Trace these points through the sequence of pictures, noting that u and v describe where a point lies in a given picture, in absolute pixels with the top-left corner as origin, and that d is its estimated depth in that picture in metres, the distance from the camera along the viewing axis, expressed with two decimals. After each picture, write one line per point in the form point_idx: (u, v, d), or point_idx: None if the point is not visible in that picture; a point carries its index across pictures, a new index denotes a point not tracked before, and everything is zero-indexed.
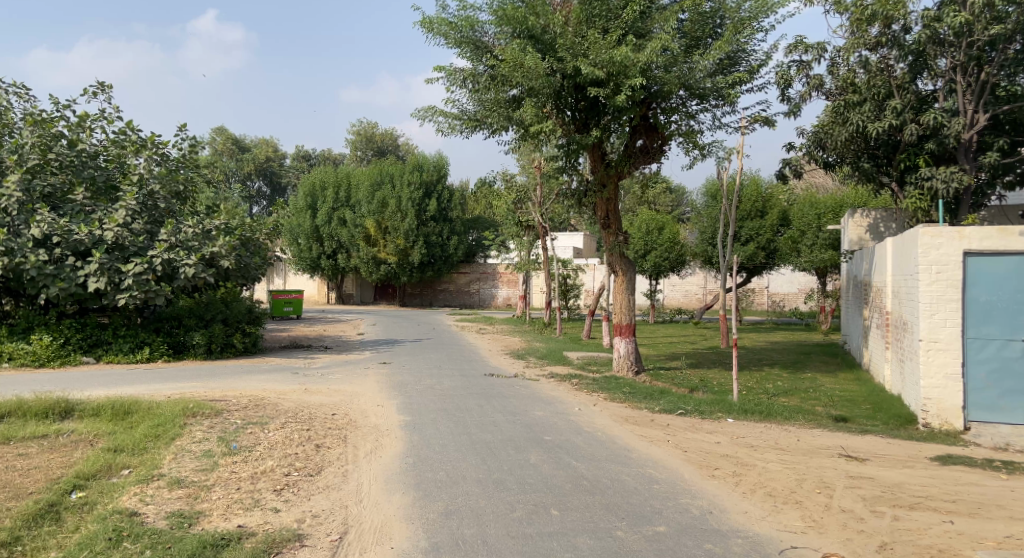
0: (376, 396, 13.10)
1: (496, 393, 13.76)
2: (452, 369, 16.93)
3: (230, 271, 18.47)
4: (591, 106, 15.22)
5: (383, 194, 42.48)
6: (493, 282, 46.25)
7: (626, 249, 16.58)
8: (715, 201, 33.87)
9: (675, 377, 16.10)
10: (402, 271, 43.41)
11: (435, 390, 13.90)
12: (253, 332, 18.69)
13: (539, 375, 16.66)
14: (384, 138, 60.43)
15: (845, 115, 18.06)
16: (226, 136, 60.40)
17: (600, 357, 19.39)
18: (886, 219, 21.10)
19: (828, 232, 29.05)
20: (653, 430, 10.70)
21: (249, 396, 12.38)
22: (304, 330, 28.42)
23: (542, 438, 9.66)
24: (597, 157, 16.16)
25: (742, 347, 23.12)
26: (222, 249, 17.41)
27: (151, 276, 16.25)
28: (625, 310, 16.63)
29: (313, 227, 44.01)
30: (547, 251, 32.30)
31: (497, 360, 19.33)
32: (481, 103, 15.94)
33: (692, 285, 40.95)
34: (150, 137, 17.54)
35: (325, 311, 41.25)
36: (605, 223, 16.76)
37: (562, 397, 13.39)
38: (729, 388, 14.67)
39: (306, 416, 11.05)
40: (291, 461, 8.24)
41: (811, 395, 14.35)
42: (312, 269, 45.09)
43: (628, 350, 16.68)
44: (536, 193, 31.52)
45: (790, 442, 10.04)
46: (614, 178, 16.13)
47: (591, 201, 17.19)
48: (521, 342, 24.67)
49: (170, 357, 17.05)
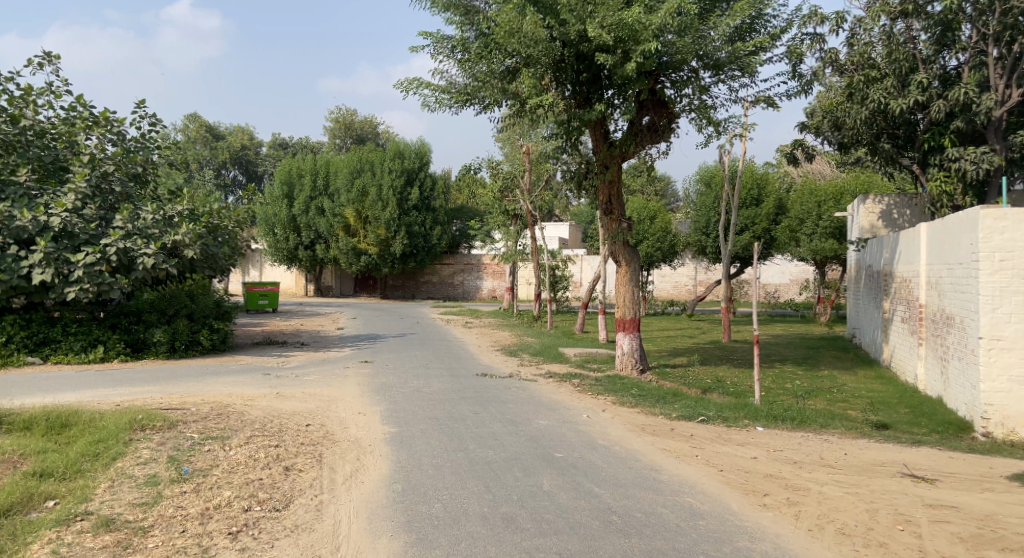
0: (357, 403, 11.62)
1: (492, 396, 12.33)
2: (440, 369, 15.45)
3: (195, 261, 17.04)
4: (593, 78, 13.85)
5: (363, 182, 40.90)
6: (478, 274, 44.82)
7: (629, 237, 15.12)
8: (708, 189, 32.55)
9: (685, 377, 14.75)
10: (383, 263, 41.82)
11: (422, 394, 12.43)
12: (222, 329, 17.17)
13: (536, 375, 15.26)
14: (364, 126, 58.73)
15: (865, 92, 16.86)
16: (200, 122, 58.59)
17: (599, 353, 18.00)
18: (899, 205, 19.79)
19: (829, 220, 27.78)
20: (676, 441, 9.32)
21: (212, 404, 10.84)
22: (279, 324, 26.82)
23: (553, 454, 8.25)
24: (600, 135, 14.83)
25: (747, 342, 21.80)
26: (185, 237, 15.83)
27: (104, 267, 14.73)
28: (629, 304, 15.26)
29: (290, 216, 42.28)
30: (535, 241, 31.03)
31: (489, 357, 17.87)
32: (471, 76, 14.43)
33: (683, 277, 39.69)
34: (103, 113, 15.98)
35: (302, 303, 39.59)
36: (606, 210, 15.32)
37: (566, 401, 11.99)
38: (747, 389, 13.33)
39: (276, 428, 9.53)
40: (253, 491, 6.75)
41: (839, 396, 13.04)
42: (289, 261, 43.39)
43: (632, 347, 15.32)
44: (524, 180, 30.11)
45: (838, 457, 8.70)
46: (618, 160, 14.78)
47: (592, 184, 15.77)
48: (510, 337, 23.20)
49: (127, 357, 15.56)
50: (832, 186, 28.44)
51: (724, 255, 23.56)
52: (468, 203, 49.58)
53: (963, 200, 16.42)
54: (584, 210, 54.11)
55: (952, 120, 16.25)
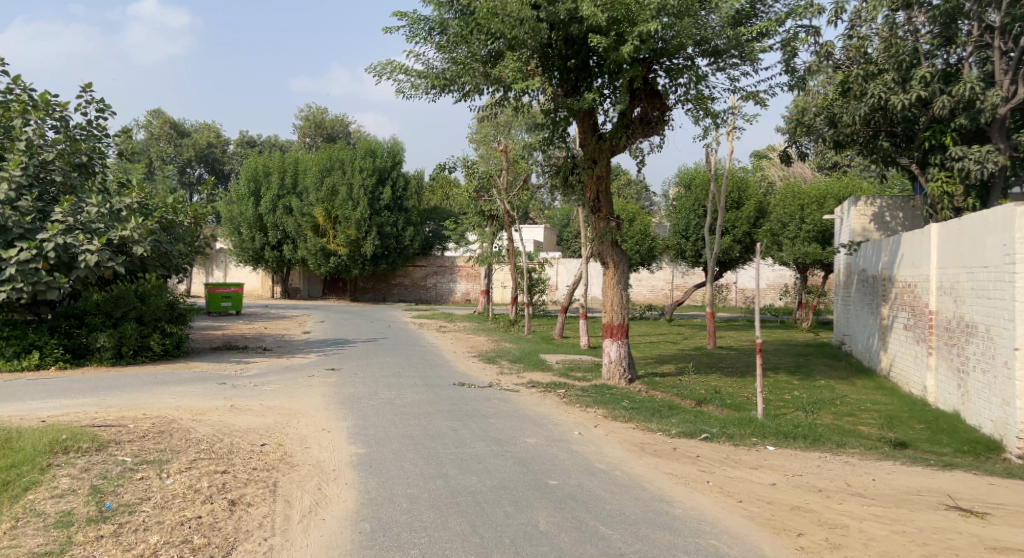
0: (321, 419, 10.49)
1: (470, 409, 11.23)
2: (413, 377, 14.32)
3: (146, 260, 16.58)
4: (581, 66, 12.88)
5: (333, 181, 39.60)
6: (451, 276, 43.67)
7: (618, 237, 14.16)
8: (688, 191, 31.64)
9: (677, 387, 13.72)
10: (353, 264, 40.55)
11: (393, 408, 11.29)
12: (175, 333, 16.95)
13: (518, 384, 14.16)
14: (334, 124, 57.36)
15: (863, 88, 15.85)
16: (163, 119, 56.82)
17: (583, 361, 16.93)
18: (892, 208, 17.59)
19: (812, 224, 26.91)
20: (682, 464, 8.23)
21: (154, 422, 9.77)
22: (242, 328, 25.51)
23: (546, 482, 7.18)
24: (588, 126, 13.85)
25: (734, 348, 20.88)
26: (133, 233, 15.55)
27: (40, 264, 14.62)
28: (617, 309, 14.20)
29: (256, 215, 40.83)
30: (512, 243, 29.99)
31: (465, 365, 16.74)
32: (451, 61, 13.44)
33: (660, 281, 38.84)
34: (41, 97, 15.81)
35: (268, 306, 38.19)
36: (594, 207, 14.32)
37: (553, 415, 10.92)
38: (747, 400, 12.33)
39: (225, 451, 8.44)
40: (186, 537, 5.70)
41: (847, 404, 12.07)
42: (255, 262, 41.98)
43: (621, 355, 14.29)
44: (501, 179, 29.08)
45: (867, 482, 7.68)
46: (608, 154, 13.81)
47: (579, 179, 14.75)
48: (487, 342, 22.08)
49: (66, 363, 15.25)
50: (816, 188, 27.48)
51: (712, 261, 22.64)
52: (441, 204, 48.33)
53: (965, 202, 15.30)
54: (559, 212, 52.98)
55: (955, 116, 15.11)
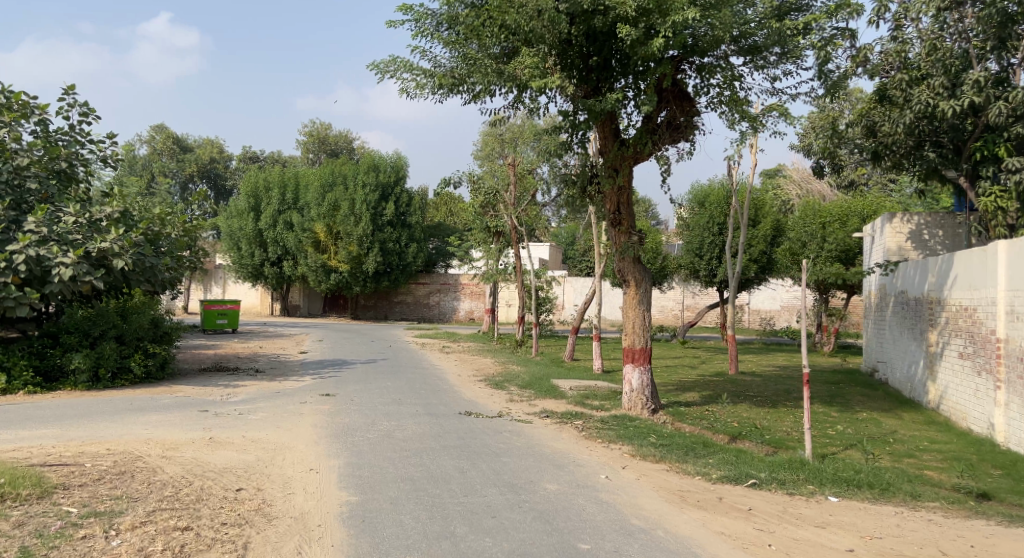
0: (309, 458, 9.22)
1: (478, 445, 9.89)
2: (413, 405, 13.01)
3: (128, 274, 15.33)
4: (603, 64, 11.71)
5: (335, 196, 38.45)
6: (455, 294, 42.49)
7: (641, 253, 12.98)
8: (702, 208, 30.30)
9: (705, 418, 12.36)
10: (354, 281, 39.29)
11: (391, 443, 9.96)
12: (158, 353, 15.81)
13: (530, 414, 12.82)
14: (339, 140, 56.39)
15: (909, 93, 14.23)
16: (167, 133, 55.80)
17: (599, 388, 15.59)
18: (932, 224, 15.90)
19: (835, 243, 25.34)
20: (732, 517, 6.87)
21: (116, 461, 8.77)
22: (237, 347, 24.28)
23: (574, 547, 5.92)
24: (609, 132, 12.67)
25: (758, 373, 19.50)
26: (114, 245, 14.45)
27: (10, 279, 13.52)
28: (639, 331, 13.05)
29: (256, 231, 39.68)
30: (519, 260, 28.74)
31: (471, 390, 15.42)
32: (459, 58, 12.27)
33: (670, 301, 37.57)
34: (18, 98, 14.79)
35: (266, 323, 36.99)
36: (613, 220, 13.17)
37: (573, 454, 9.57)
38: (789, 431, 10.97)
39: (193, 499, 7.29)
40: None
41: (902, 437, 10.68)
42: (254, 278, 40.74)
43: (643, 383, 12.98)
44: (508, 195, 27.97)
45: (964, 546, 6.29)
46: (630, 162, 12.65)
47: (597, 190, 13.55)
48: (494, 365, 20.74)
49: (37, 387, 14.07)
50: (838, 206, 25.97)
51: (736, 277, 21.30)
52: (445, 221, 47.10)
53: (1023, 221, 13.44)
54: (564, 230, 51.69)
55: (1010, 125, 13.37)
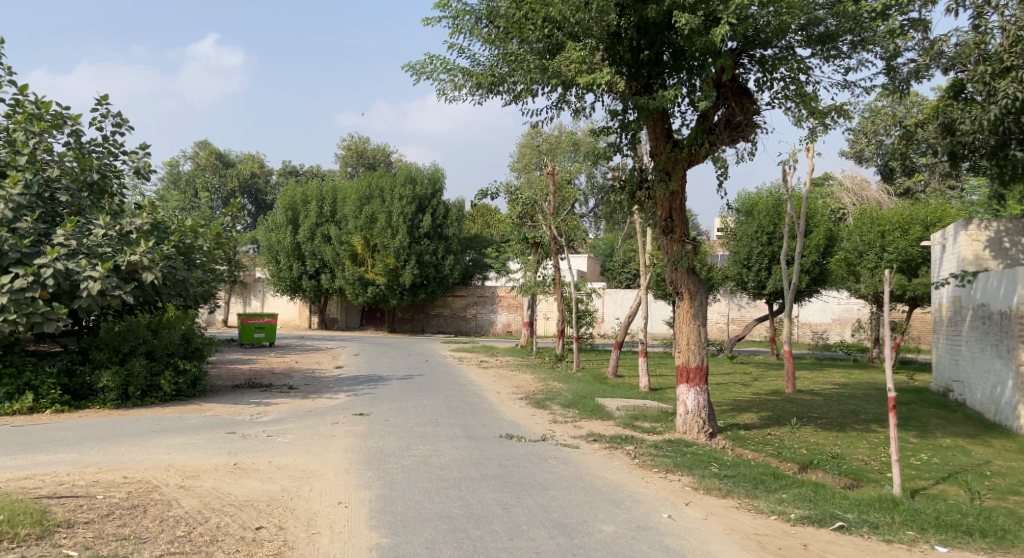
0: (337, 489, 8.42)
1: (522, 475, 9.00)
2: (452, 427, 12.16)
3: (160, 288, 14.57)
4: (654, 60, 10.91)
5: (372, 208, 37.98)
6: (492, 307, 41.72)
7: (695, 262, 12.05)
8: (749, 217, 28.98)
9: (769, 445, 11.35)
10: (391, 294, 38.69)
11: (426, 471, 9.14)
12: (189, 371, 15.01)
13: (577, 438, 11.90)
14: (377, 154, 56.11)
15: (993, 87, 12.87)
16: (209, 149, 55.79)
17: (649, 408, 14.61)
18: (1013, 231, 14.73)
19: (892, 253, 24.19)
20: None
21: (131, 492, 8.05)
22: (272, 362, 23.68)
23: None
24: (660, 133, 11.72)
25: (817, 392, 18.34)
26: (143, 258, 13.66)
27: (37, 293, 12.85)
28: (695, 348, 12.12)
29: (294, 244, 39.32)
30: (559, 272, 27.83)
31: (513, 410, 14.52)
32: (497, 54, 11.58)
33: (715, 313, 36.36)
34: (48, 107, 14.26)
35: (303, 336, 36.47)
36: (665, 228, 12.26)
37: (629, 487, 8.64)
38: (868, 461, 9.93)
39: (206, 542, 6.56)
40: None
41: (996, 468, 9.59)
42: (292, 291, 40.29)
43: (698, 404, 12.01)
44: (547, 205, 27.17)
45: None
46: (684, 165, 11.68)
47: (645, 198, 12.65)
48: (534, 381, 19.85)
49: (63, 406, 13.43)
50: (898, 213, 24.51)
51: (794, 286, 20.09)
52: (481, 233, 46.40)
53: None
54: (603, 242, 50.74)
55: None
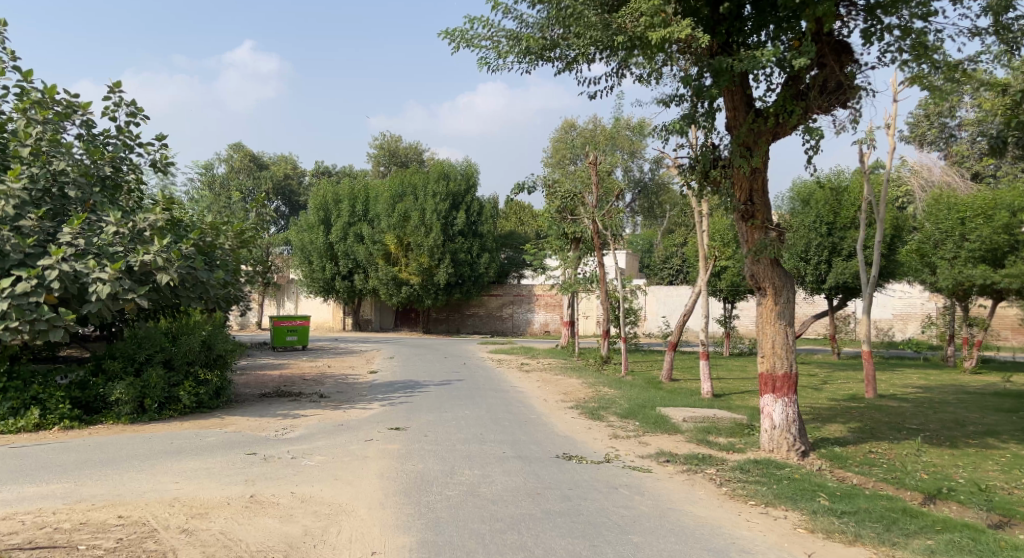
0: (372, 532, 6.89)
1: (594, 512, 7.46)
2: (502, 445, 10.59)
3: (177, 290, 12.84)
4: (735, 14, 9.34)
5: (405, 206, 36.62)
6: (529, 305, 40.17)
7: (782, 253, 10.42)
8: (806, 206, 27.03)
9: (876, 471, 9.74)
10: (425, 294, 37.29)
11: (476, 505, 7.59)
12: (211, 381, 13.33)
13: (648, 458, 10.25)
14: (409, 152, 54.80)
15: None
16: (243, 151, 54.34)
17: (723, 422, 12.95)
18: None
19: (973, 243, 23.14)
20: None
21: (122, 538, 6.51)
22: (303, 367, 22.25)
23: None
24: (740, 102, 10.06)
25: (899, 403, 16.59)
26: (157, 258, 11.91)
27: (43, 298, 11.18)
28: (781, 353, 10.58)
29: (327, 244, 38.03)
30: (603, 268, 26.13)
31: (568, 423, 12.93)
32: (549, 11, 9.98)
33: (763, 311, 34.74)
34: (52, 92, 12.62)
35: (337, 338, 35.11)
36: (744, 213, 10.62)
37: (730, 531, 7.10)
38: (1007, 499, 8.35)
39: None
40: None
41: None
42: (325, 292, 39.01)
43: (787, 417, 10.52)
44: (590, 197, 25.54)
45: None
46: (768, 138, 9.96)
47: (717, 179, 11.00)
48: (583, 386, 18.22)
49: (73, 423, 11.80)
50: (980, 197, 23.32)
51: (873, 277, 18.03)
52: (516, 230, 44.89)
53: None
54: (641, 238, 49.15)
55: None
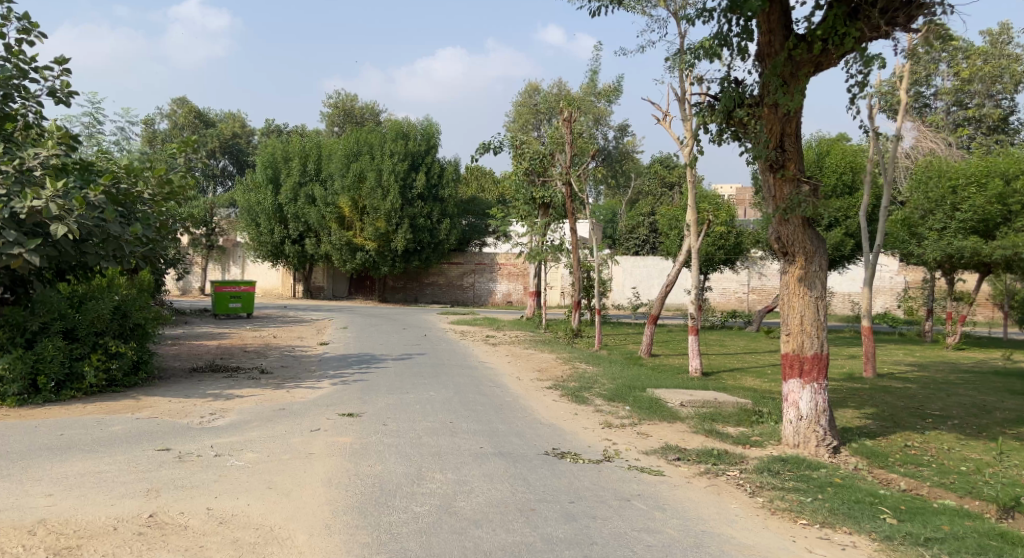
0: None
1: (611, 540, 5.67)
2: (477, 438, 8.73)
3: (83, 246, 10.67)
4: None
5: (360, 166, 34.24)
6: (491, 275, 38.30)
7: (817, 211, 8.72)
8: None
9: (930, 474, 8.10)
10: (382, 260, 35.26)
11: (456, 529, 5.77)
12: (125, 354, 11.18)
13: (655, 456, 8.47)
14: (366, 112, 52.18)
15: None
16: (187, 107, 51.03)
17: (728, 408, 11.24)
18: None
19: (967, 212, 21.68)
20: None
21: None
22: (245, 337, 20.09)
23: None
24: (777, 23, 8.35)
25: (903, 384, 15.09)
26: (49, 204, 9.71)
27: None
28: (811, 330, 8.87)
29: (275, 205, 35.58)
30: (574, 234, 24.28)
31: (550, 407, 11.12)
32: None
33: (732, 282, 33.51)
34: None
35: (284, 305, 32.87)
36: (774, 161, 8.86)
37: None
38: None
39: None
40: None
41: None
42: (274, 257, 36.64)
43: (816, 406, 8.85)
44: (560, 157, 23.63)
45: None
46: (808, 69, 8.27)
47: (743, 120, 9.24)
48: (557, 362, 16.43)
49: None
50: (974, 164, 21.85)
51: (879, 242, 16.52)
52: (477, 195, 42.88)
53: None
54: (604, 209, 47.54)
55: None
